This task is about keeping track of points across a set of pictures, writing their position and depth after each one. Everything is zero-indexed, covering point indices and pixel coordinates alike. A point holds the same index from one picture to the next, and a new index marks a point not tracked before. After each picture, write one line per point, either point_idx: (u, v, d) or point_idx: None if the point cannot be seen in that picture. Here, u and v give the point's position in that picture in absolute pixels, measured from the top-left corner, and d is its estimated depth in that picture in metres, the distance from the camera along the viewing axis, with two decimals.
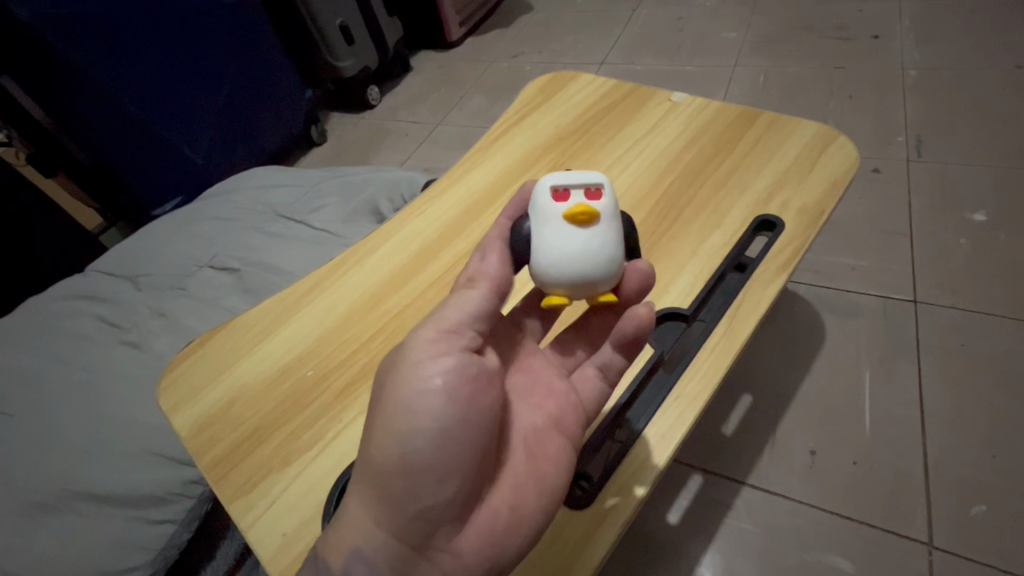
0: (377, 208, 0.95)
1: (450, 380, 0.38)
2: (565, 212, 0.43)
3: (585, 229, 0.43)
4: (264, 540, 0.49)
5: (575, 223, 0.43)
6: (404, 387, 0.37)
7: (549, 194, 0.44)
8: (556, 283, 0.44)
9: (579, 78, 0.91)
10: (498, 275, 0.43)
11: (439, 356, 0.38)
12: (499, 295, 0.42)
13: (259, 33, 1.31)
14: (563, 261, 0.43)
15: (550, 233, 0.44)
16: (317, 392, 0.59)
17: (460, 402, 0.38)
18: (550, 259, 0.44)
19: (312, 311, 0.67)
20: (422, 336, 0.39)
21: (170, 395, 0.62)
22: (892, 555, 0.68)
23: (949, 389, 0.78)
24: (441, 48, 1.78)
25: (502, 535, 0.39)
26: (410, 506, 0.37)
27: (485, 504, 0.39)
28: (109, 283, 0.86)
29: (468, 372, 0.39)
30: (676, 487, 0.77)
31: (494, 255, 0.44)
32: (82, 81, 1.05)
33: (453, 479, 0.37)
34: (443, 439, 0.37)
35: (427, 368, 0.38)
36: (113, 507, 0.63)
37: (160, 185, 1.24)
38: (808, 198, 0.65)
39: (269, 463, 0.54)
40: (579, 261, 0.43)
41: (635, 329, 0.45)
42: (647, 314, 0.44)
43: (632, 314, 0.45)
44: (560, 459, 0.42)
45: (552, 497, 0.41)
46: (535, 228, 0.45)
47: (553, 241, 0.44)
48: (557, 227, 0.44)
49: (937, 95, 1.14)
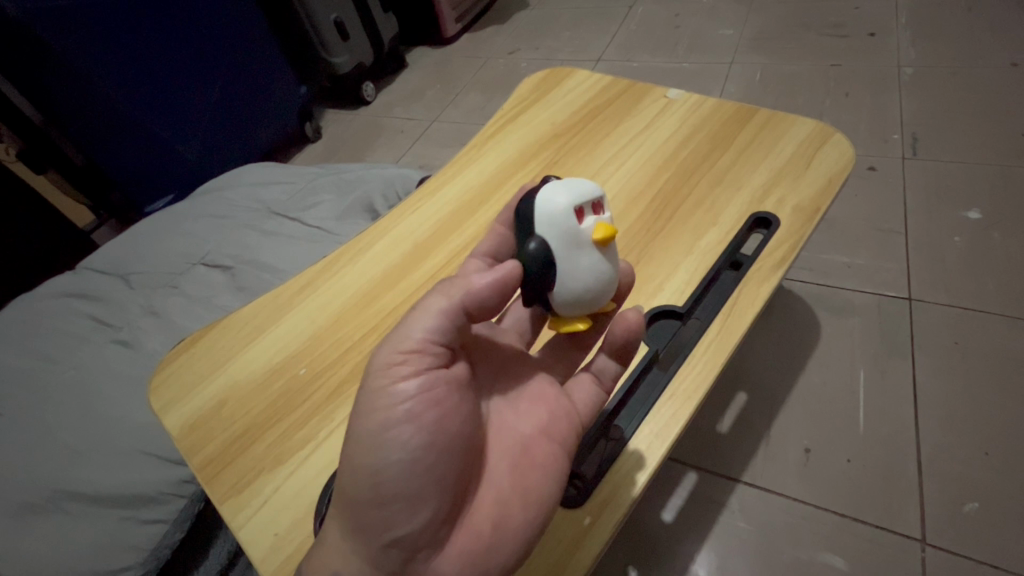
0: (372, 204, 0.95)
1: (416, 406, 0.37)
2: (595, 236, 0.42)
3: (608, 247, 0.44)
4: (255, 540, 0.49)
5: (604, 245, 0.43)
6: (371, 416, 0.37)
7: (573, 218, 0.43)
8: (582, 305, 0.44)
9: (575, 75, 0.90)
10: (475, 290, 0.39)
11: (402, 382, 0.37)
12: (471, 309, 0.40)
13: (254, 29, 1.30)
14: (595, 283, 0.43)
15: (583, 259, 0.43)
16: (304, 396, 0.58)
17: (427, 427, 0.36)
18: (586, 285, 0.43)
19: (299, 316, 0.66)
20: (385, 359, 0.38)
21: (161, 393, 0.61)
22: (884, 552, 0.68)
23: (943, 386, 0.79)
24: (438, 45, 1.77)
25: (485, 554, 0.38)
26: (386, 534, 0.37)
27: (465, 523, 0.39)
28: (101, 282, 0.85)
29: (435, 395, 0.37)
30: (672, 484, 0.77)
31: (490, 271, 0.40)
32: (73, 76, 1.04)
33: (428, 504, 0.36)
34: (412, 466, 0.36)
35: (390, 395, 0.37)
36: (103, 507, 0.62)
37: (153, 182, 1.24)
38: (803, 195, 0.65)
39: (261, 463, 0.54)
40: (611, 280, 0.44)
41: (626, 333, 0.45)
42: (636, 318, 0.45)
43: (622, 319, 0.46)
44: (549, 469, 0.41)
45: (540, 510, 0.40)
46: (561, 254, 0.43)
47: (586, 265, 0.43)
48: (587, 250, 0.43)
49: (933, 92, 1.14)
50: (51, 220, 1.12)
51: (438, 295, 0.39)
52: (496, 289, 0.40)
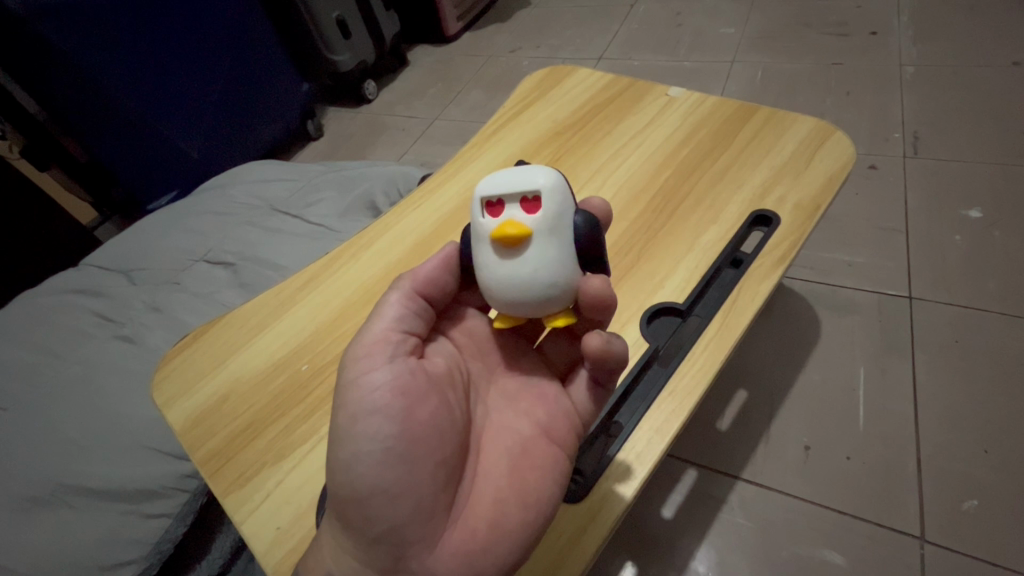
0: (374, 202, 0.95)
1: (382, 395, 0.38)
2: (490, 231, 0.41)
3: (512, 247, 0.40)
4: (258, 534, 0.49)
5: (499, 244, 0.40)
6: (343, 410, 0.38)
7: (479, 209, 0.42)
8: (493, 304, 0.43)
9: (577, 72, 0.90)
10: (420, 275, 0.44)
11: (372, 373, 0.39)
12: (422, 296, 0.44)
13: (256, 26, 1.30)
14: (493, 283, 0.41)
15: (482, 252, 0.42)
16: (305, 392, 0.59)
17: (397, 416, 0.38)
18: (483, 281, 0.42)
19: (298, 313, 0.66)
20: (356, 353, 0.40)
21: (163, 389, 0.62)
22: (883, 549, 0.68)
23: (943, 385, 0.79)
24: (439, 43, 1.77)
25: (477, 552, 0.38)
26: (371, 529, 0.37)
27: (461, 522, 0.39)
28: (103, 276, 0.85)
29: (402, 384, 0.38)
30: (671, 481, 0.77)
31: (437, 258, 0.45)
32: (75, 72, 1.04)
33: (408, 497, 0.37)
34: (387, 458, 0.37)
35: (362, 386, 0.39)
36: (106, 502, 0.63)
37: (156, 179, 1.24)
38: (804, 193, 0.65)
39: (263, 458, 0.54)
40: (511, 284, 0.40)
41: (591, 358, 0.41)
42: (597, 345, 0.40)
43: (585, 341, 0.41)
44: (545, 467, 0.41)
45: (536, 509, 0.39)
46: (473, 245, 0.43)
47: (483, 261, 0.41)
48: (489, 245, 0.41)
49: (934, 91, 1.14)
50: (51, 215, 1.11)
51: (393, 290, 0.43)
52: (448, 272, 0.44)
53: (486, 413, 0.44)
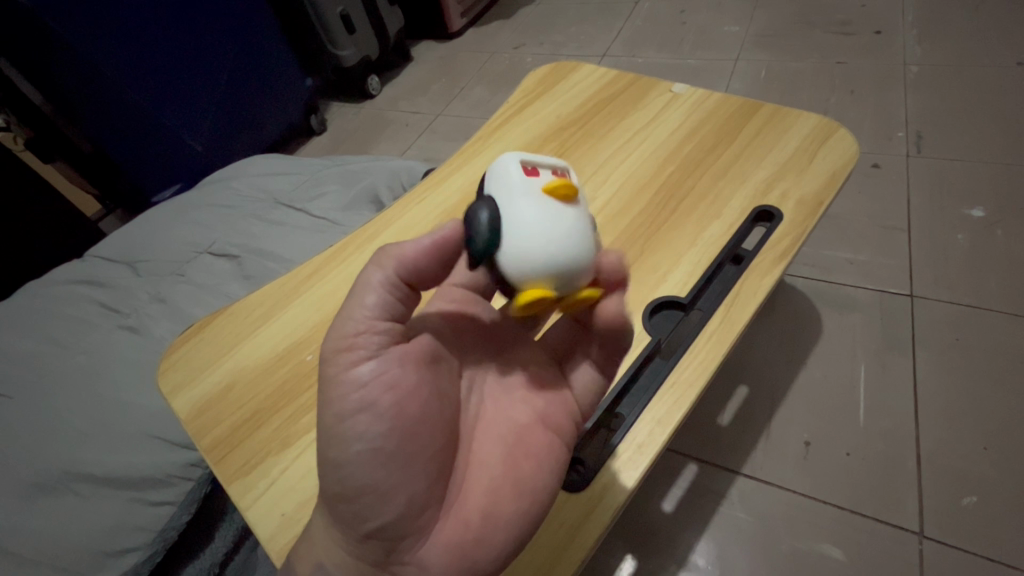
0: (377, 196, 0.96)
1: (370, 391, 0.37)
2: (544, 187, 0.41)
3: (566, 201, 0.42)
4: (262, 520, 0.50)
5: (557, 196, 0.41)
6: (329, 407, 0.38)
7: (519, 171, 0.43)
8: (542, 267, 0.39)
9: (581, 68, 0.91)
10: (404, 259, 0.39)
11: (357, 367, 0.37)
12: (404, 281, 0.40)
13: (262, 21, 1.31)
14: (557, 238, 0.39)
15: (528, 206, 0.40)
16: (312, 380, 0.59)
17: (385, 413, 0.37)
18: (530, 236, 0.39)
19: (300, 306, 0.67)
20: (336, 345, 0.38)
21: (168, 377, 0.62)
22: (881, 543, 0.69)
23: (943, 382, 0.79)
24: (442, 39, 1.78)
25: (470, 543, 0.38)
26: (369, 520, 0.37)
27: (452, 514, 0.39)
28: (107, 268, 0.86)
29: (390, 379, 0.37)
30: (672, 475, 0.78)
31: (423, 238, 0.40)
32: (80, 64, 1.04)
33: (399, 494, 0.37)
34: (376, 457, 0.37)
35: (347, 381, 0.37)
36: (112, 489, 0.63)
37: (159, 172, 1.24)
38: (806, 189, 0.65)
39: (267, 446, 0.55)
40: (574, 234, 0.40)
41: (607, 324, 0.45)
42: (615, 309, 0.44)
43: (602, 308, 0.45)
44: (541, 456, 0.41)
45: (531, 501, 0.40)
46: (513, 207, 0.41)
47: (538, 215, 0.40)
48: (544, 202, 0.41)
49: (939, 90, 1.14)
50: (55, 207, 1.12)
51: (373, 275, 0.39)
52: (434, 253, 0.40)
53: (480, 400, 0.44)
